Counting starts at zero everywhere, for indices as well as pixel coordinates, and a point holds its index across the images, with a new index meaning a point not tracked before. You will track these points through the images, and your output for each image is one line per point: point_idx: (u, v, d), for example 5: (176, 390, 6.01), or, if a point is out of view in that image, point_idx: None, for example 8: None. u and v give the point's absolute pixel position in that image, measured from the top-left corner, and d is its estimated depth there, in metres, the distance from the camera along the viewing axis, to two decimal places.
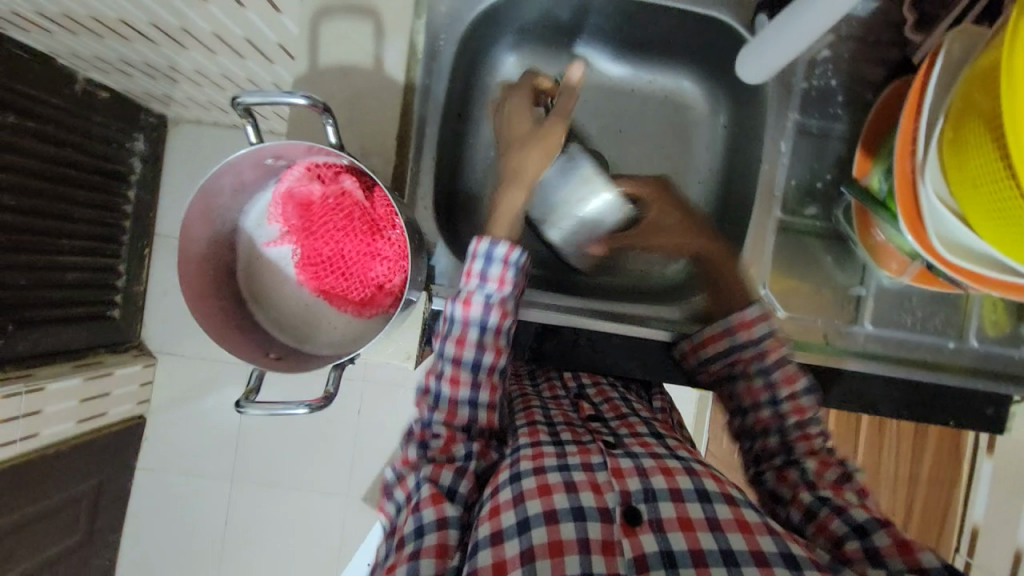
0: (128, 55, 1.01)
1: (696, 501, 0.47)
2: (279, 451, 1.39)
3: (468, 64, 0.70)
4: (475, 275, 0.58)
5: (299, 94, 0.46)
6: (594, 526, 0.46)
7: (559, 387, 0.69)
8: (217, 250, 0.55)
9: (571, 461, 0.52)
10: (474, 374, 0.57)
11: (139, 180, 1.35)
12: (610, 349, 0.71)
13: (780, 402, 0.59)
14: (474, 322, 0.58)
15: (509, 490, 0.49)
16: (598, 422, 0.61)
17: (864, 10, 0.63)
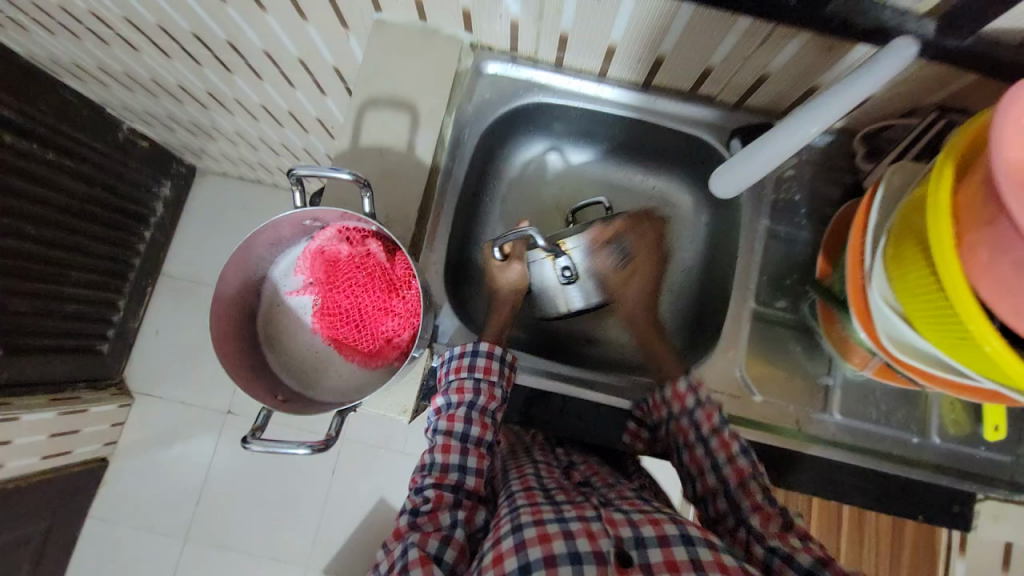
0: (176, 112, 1.13)
1: (681, 545, 0.49)
2: (246, 506, 1.33)
3: (486, 153, 0.81)
4: (464, 367, 0.64)
5: (345, 169, 0.54)
6: (590, 569, 0.48)
7: (551, 457, 0.69)
8: (244, 294, 0.60)
9: (567, 514, 0.53)
10: (463, 442, 0.61)
11: (159, 222, 1.43)
12: (596, 418, 0.73)
13: (708, 440, 0.63)
14: (464, 403, 0.63)
15: (512, 539, 0.51)
16: (587, 489, 0.61)
17: (821, 142, 0.75)
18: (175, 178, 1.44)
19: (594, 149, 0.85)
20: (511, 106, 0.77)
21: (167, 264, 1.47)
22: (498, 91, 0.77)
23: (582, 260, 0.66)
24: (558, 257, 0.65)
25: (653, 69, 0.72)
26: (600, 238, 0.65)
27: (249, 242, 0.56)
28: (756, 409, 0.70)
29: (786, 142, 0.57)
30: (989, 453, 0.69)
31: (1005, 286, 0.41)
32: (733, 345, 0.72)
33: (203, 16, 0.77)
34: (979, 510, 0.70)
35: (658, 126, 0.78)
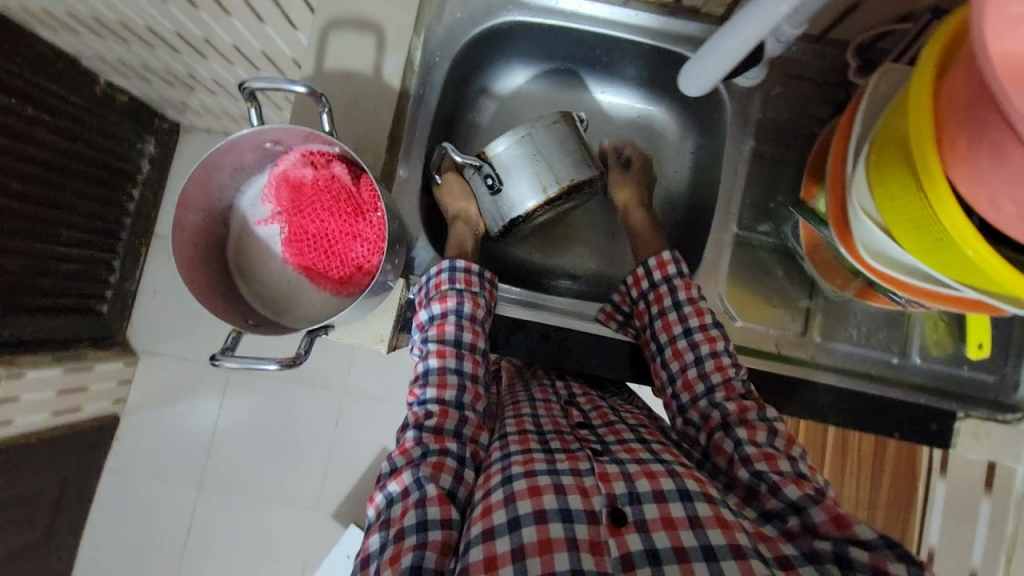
0: (149, 60, 1.09)
1: (678, 501, 0.47)
2: (252, 457, 1.37)
3: (460, 80, 0.77)
4: (443, 282, 0.65)
5: (301, 83, 0.52)
6: (581, 528, 0.47)
7: (551, 392, 0.67)
8: (210, 222, 0.59)
9: (560, 466, 0.52)
10: (457, 348, 0.62)
11: (145, 180, 1.40)
12: (582, 348, 0.73)
13: (692, 333, 0.62)
14: (449, 312, 0.63)
15: (501, 491, 0.50)
16: (587, 430, 0.60)
17: (812, 55, 0.71)
18: (157, 134, 1.40)
19: (574, 75, 0.81)
20: (484, 27, 0.73)
21: (157, 224, 1.46)
22: (470, 11, 0.73)
23: (509, 164, 0.67)
24: (483, 165, 0.68)
25: None
26: (522, 137, 0.66)
27: (208, 166, 0.55)
28: (736, 334, 0.69)
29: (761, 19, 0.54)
30: (971, 372, 0.69)
31: (982, 178, 0.39)
32: (713, 270, 0.71)
33: None
34: (960, 428, 0.69)
35: (641, 43, 0.74)
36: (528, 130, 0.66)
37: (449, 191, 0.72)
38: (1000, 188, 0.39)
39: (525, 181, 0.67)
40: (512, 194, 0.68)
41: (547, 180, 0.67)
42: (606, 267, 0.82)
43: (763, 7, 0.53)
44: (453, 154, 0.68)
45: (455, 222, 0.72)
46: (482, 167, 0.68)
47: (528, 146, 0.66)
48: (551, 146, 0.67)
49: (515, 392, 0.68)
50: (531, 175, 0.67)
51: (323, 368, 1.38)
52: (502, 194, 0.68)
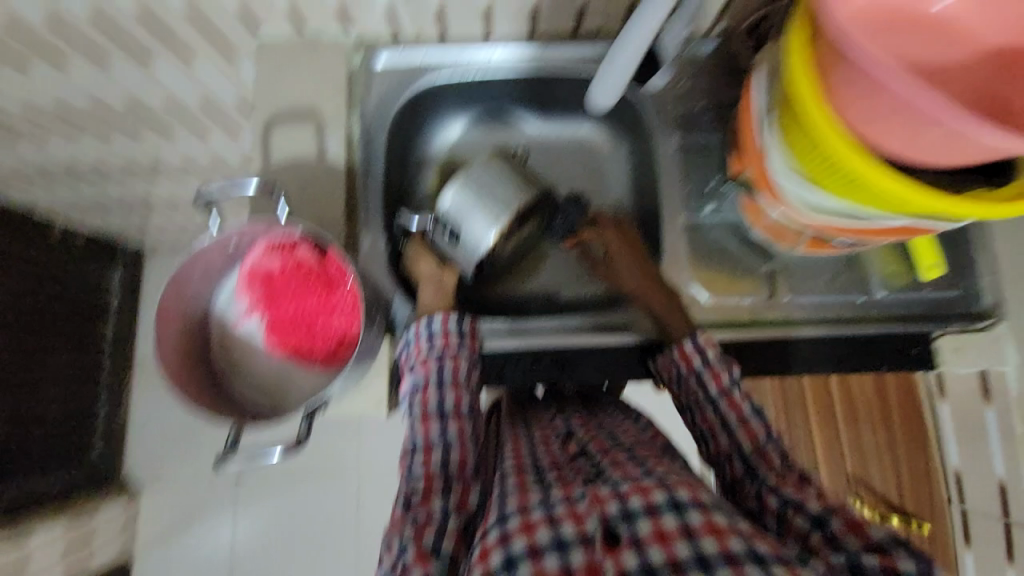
0: (106, 194, 1.14)
1: (670, 511, 0.46)
2: (278, 566, 1.31)
3: (403, 143, 0.83)
4: (423, 346, 0.66)
5: (253, 179, 0.55)
6: (575, 554, 0.45)
7: (550, 432, 0.69)
8: (192, 331, 0.62)
9: (554, 498, 0.51)
10: (440, 414, 0.61)
11: (119, 311, 1.40)
12: (583, 361, 0.75)
13: (733, 427, 0.60)
14: (431, 377, 0.63)
15: (496, 531, 0.48)
16: (583, 459, 0.61)
17: (707, 50, 0.79)
18: (123, 264, 1.42)
19: (506, 116, 0.87)
20: (411, 92, 0.79)
21: (136, 352, 1.45)
22: (395, 82, 0.79)
23: (459, 212, 0.72)
24: (439, 222, 0.73)
25: (532, 19, 0.75)
26: (461, 185, 0.72)
27: (180, 275, 0.58)
28: (713, 312, 0.72)
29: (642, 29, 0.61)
30: (935, 293, 0.73)
31: (870, 120, 0.44)
32: (674, 258, 0.75)
33: (89, 80, 0.80)
34: (938, 347, 0.73)
35: (556, 75, 0.80)
36: (463, 177, 0.73)
37: (414, 258, 0.74)
38: (891, 119, 0.43)
39: (478, 219, 0.71)
40: (471, 236, 0.72)
41: (496, 211, 0.71)
42: (580, 279, 0.86)
43: (642, 17, 0.60)
44: (409, 222, 0.74)
45: (424, 284, 0.71)
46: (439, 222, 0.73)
47: (468, 189, 0.72)
48: (491, 184, 0.72)
49: (514, 427, 0.73)
50: (482, 212, 0.72)
51: (333, 452, 1.35)
52: (463, 240, 0.72)
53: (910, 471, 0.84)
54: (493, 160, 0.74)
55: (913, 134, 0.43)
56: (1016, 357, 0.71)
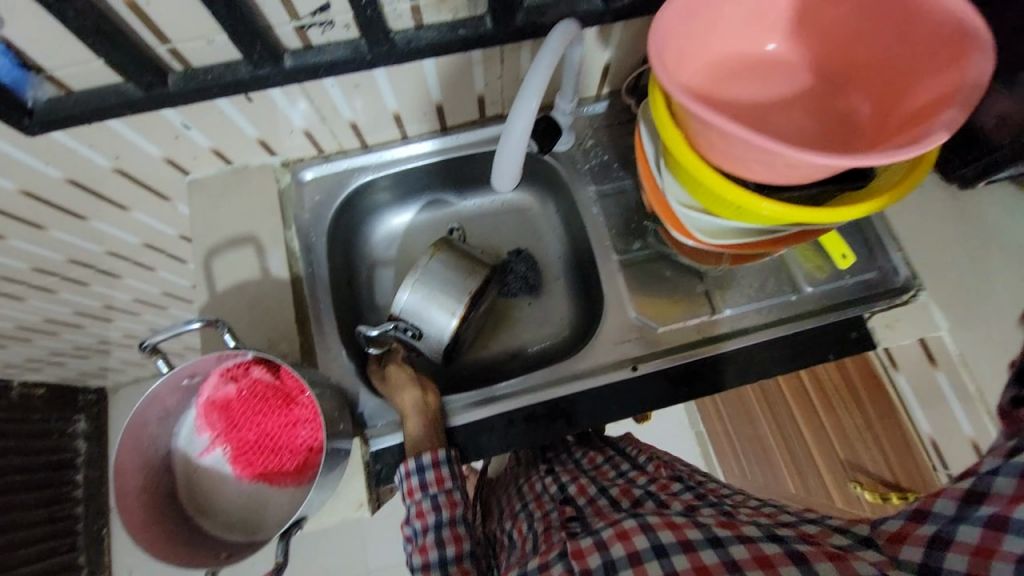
0: (60, 346, 1.20)
1: (654, 560, 0.47)
2: None
3: (343, 241, 0.87)
4: (416, 489, 0.63)
5: (195, 319, 0.57)
6: None
7: (546, 500, 0.70)
8: (155, 476, 0.60)
9: (532, 567, 0.52)
10: (443, 569, 0.58)
11: (87, 459, 1.44)
12: (557, 414, 0.75)
13: None
14: (430, 527, 0.61)
15: None
16: (576, 521, 0.61)
17: (602, 107, 0.87)
18: (85, 410, 1.47)
19: (439, 197, 0.93)
20: (341, 197, 0.84)
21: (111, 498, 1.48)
22: (325, 190, 0.84)
23: (416, 310, 0.75)
24: (398, 322, 0.76)
25: (440, 114, 0.82)
26: (413, 286, 0.75)
27: (134, 427, 0.57)
28: (661, 340, 0.77)
29: (523, 112, 0.66)
30: (856, 279, 0.79)
31: (733, 156, 0.51)
32: (616, 299, 0.79)
33: (28, 245, 0.84)
34: (873, 326, 0.77)
35: (475, 153, 0.87)
36: (412, 278, 0.76)
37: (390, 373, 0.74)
38: (749, 160, 0.50)
39: (436, 314, 0.75)
40: (433, 331, 0.76)
41: (452, 304, 0.75)
42: (539, 332, 0.89)
43: (524, 101, 0.65)
44: (368, 331, 0.74)
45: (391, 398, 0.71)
46: (397, 323, 0.76)
47: (420, 288, 0.75)
48: (442, 275, 0.76)
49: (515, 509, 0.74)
50: (439, 307, 0.75)
51: (334, 560, 1.28)
52: (427, 336, 0.76)
53: (893, 445, 0.86)
54: (437, 251, 0.77)
55: (770, 170, 0.50)
56: (945, 322, 0.77)
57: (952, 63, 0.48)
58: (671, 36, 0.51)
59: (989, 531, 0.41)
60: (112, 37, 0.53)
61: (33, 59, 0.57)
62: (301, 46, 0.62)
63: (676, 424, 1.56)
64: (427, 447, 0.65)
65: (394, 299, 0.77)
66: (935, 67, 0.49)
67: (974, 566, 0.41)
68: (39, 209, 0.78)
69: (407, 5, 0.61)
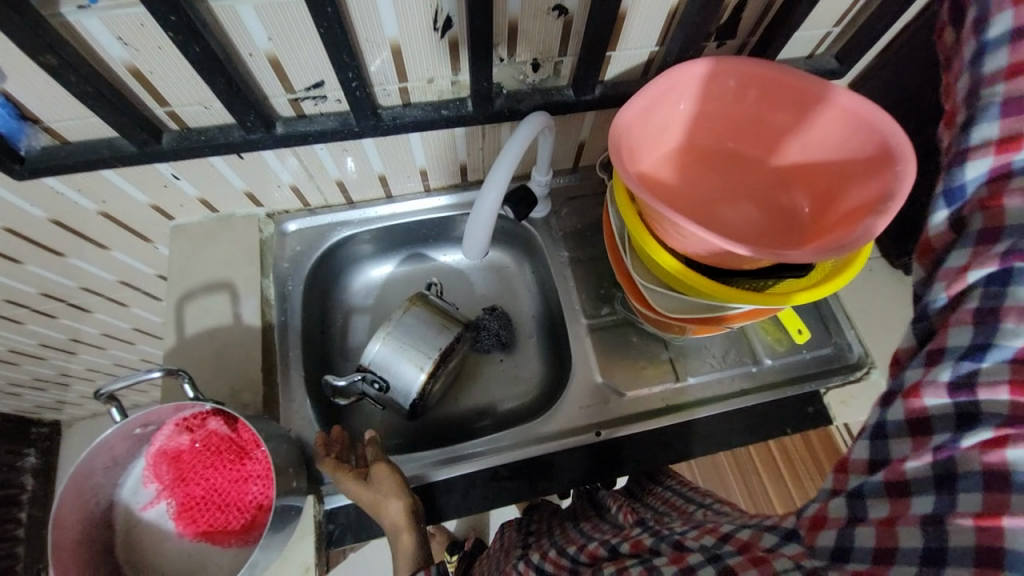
0: (18, 376, 1.16)
1: None
2: None
3: (320, 291, 0.88)
4: None
5: (157, 368, 0.57)
6: None
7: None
8: (91, 531, 0.58)
9: None
10: None
11: (31, 497, 1.38)
12: (520, 478, 0.74)
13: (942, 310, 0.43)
14: None
15: None
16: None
17: (577, 179, 0.93)
18: (37, 443, 1.42)
19: (418, 252, 0.96)
20: (322, 249, 0.87)
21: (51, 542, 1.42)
22: (307, 241, 0.87)
23: (384, 363, 0.76)
24: (365, 374, 0.77)
25: (424, 177, 0.87)
26: (383, 340, 0.77)
27: (77, 478, 0.55)
28: (626, 405, 0.78)
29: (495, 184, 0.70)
30: (814, 354, 0.82)
31: (683, 241, 0.55)
32: (583, 362, 0.81)
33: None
34: (828, 401, 0.79)
35: (456, 214, 0.91)
36: (383, 332, 0.77)
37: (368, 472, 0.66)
38: (698, 243, 0.54)
39: (404, 368, 0.76)
40: (399, 384, 0.76)
41: (421, 359, 0.76)
42: (508, 390, 0.89)
43: (497, 173, 0.69)
44: (334, 382, 0.75)
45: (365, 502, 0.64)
46: (365, 375, 0.76)
47: (390, 342, 0.77)
48: (413, 331, 0.77)
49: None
50: (406, 362, 0.76)
51: None
52: (393, 389, 0.76)
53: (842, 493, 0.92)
54: (412, 306, 0.79)
55: (716, 256, 0.54)
56: None
57: (876, 175, 0.54)
58: (629, 133, 0.58)
59: (895, 498, 0.40)
60: (114, 101, 0.57)
61: (35, 113, 0.60)
62: (294, 114, 0.67)
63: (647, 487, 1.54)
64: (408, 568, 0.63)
65: (364, 351, 0.77)
66: (863, 177, 0.55)
67: (881, 542, 0.39)
68: (18, 245, 0.79)
69: (396, 86, 0.67)
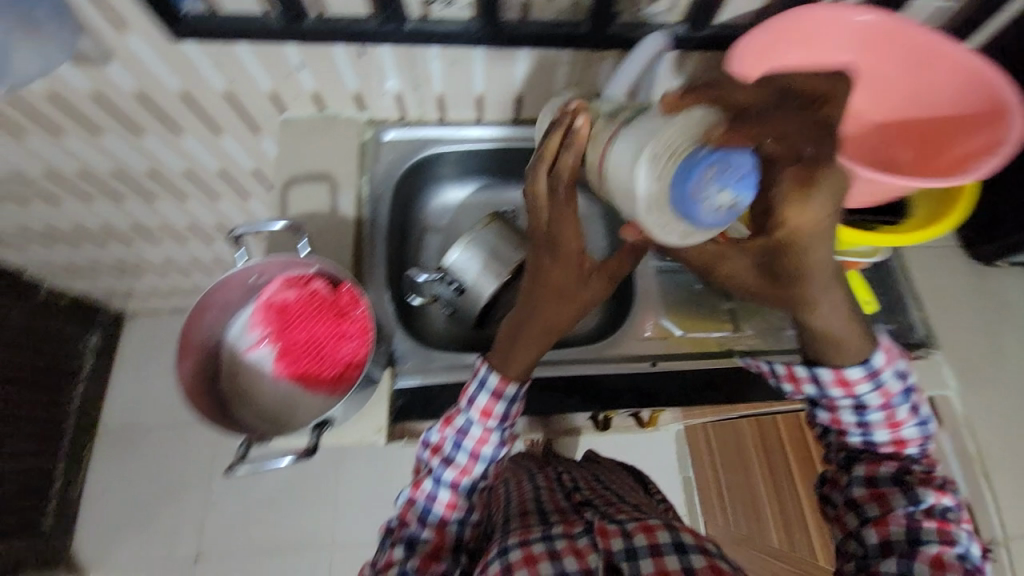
0: (101, 255, 1.27)
1: (673, 553, 0.60)
2: None
3: (405, 200, 0.94)
4: (493, 416, 0.67)
5: (279, 222, 0.66)
6: (561, 542, 0.63)
7: (556, 484, 0.84)
8: (206, 358, 0.66)
9: (555, 532, 0.65)
10: (467, 495, 0.69)
11: (90, 375, 1.48)
12: (575, 388, 0.79)
13: (855, 482, 0.66)
14: (480, 456, 0.68)
15: (499, 563, 0.62)
16: (587, 505, 0.75)
17: None
18: (103, 327, 1.53)
19: (499, 179, 0.99)
20: (413, 159, 0.92)
21: (102, 422, 1.51)
22: (400, 151, 0.92)
23: (464, 266, 0.81)
24: (445, 273, 0.82)
25: (517, 105, 0.91)
26: (468, 242, 0.81)
27: (202, 306, 0.64)
28: (682, 343, 0.81)
29: None
30: (877, 326, 0.83)
31: None
32: (647, 299, 0.85)
33: (122, 147, 0.93)
34: None
35: None
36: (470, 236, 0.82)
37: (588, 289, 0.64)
38: None
39: (476, 268, 0.81)
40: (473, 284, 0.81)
41: (499, 268, 0.80)
42: None
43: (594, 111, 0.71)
44: (418, 275, 0.83)
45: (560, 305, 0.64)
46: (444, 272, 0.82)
47: (473, 244, 0.81)
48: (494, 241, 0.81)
49: (523, 483, 0.84)
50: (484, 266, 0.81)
51: (311, 525, 1.40)
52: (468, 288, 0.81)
53: None
54: (490, 222, 0.83)
55: None
56: (955, 381, 0.81)
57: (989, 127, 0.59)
58: (756, 67, 0.61)
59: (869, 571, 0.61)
60: None
61: None
62: (422, 16, 0.72)
63: (667, 466, 1.56)
64: (495, 365, 0.68)
65: (444, 257, 0.82)
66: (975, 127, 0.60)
67: None
68: (145, 113, 0.86)
69: None
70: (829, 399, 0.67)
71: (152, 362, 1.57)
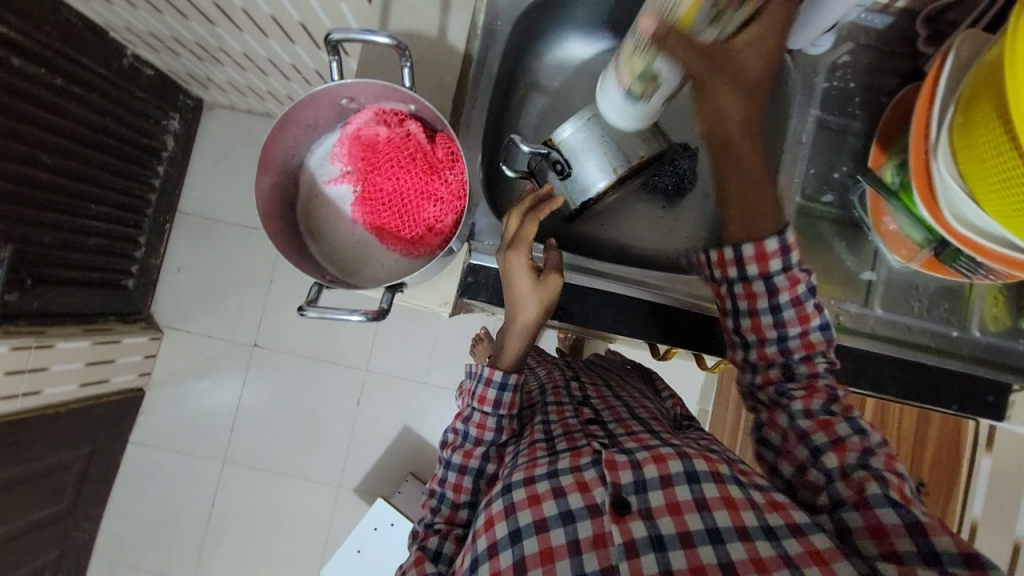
0: (182, 32, 1.13)
1: (685, 483, 0.53)
2: (274, 437, 1.52)
3: (528, 45, 0.78)
4: (489, 401, 0.64)
5: (385, 35, 0.54)
6: (566, 478, 0.55)
7: (564, 395, 0.71)
8: (283, 182, 0.61)
9: (561, 466, 0.57)
10: (477, 478, 0.65)
11: (170, 157, 1.51)
12: (653, 317, 0.74)
13: (798, 417, 0.57)
14: (483, 441, 0.65)
15: (501, 502, 0.56)
16: (596, 426, 0.63)
17: (881, 23, 0.72)
18: (182, 111, 1.50)
19: None
20: None
21: (179, 204, 1.58)
22: None
23: (574, 150, 0.70)
24: (550, 151, 0.71)
25: None
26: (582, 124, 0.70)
27: (286, 121, 0.56)
28: None
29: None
30: None
31: None
32: None
33: None
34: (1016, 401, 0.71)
35: None
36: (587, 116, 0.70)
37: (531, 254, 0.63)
38: None
39: (586, 152, 0.70)
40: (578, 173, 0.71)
41: (618, 160, 0.69)
42: (664, 237, 0.82)
43: None
44: (521, 145, 0.70)
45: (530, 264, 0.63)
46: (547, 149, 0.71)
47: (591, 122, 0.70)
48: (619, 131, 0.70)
49: (533, 396, 0.73)
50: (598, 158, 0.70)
51: (352, 349, 1.54)
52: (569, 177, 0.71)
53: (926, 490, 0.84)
54: None
55: None
56: None
57: None
58: None
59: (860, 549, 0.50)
60: None
61: None
62: None
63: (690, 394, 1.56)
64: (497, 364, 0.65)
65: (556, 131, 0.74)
66: None
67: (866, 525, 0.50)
68: None
69: None
70: (759, 256, 0.58)
71: (227, 159, 1.59)
